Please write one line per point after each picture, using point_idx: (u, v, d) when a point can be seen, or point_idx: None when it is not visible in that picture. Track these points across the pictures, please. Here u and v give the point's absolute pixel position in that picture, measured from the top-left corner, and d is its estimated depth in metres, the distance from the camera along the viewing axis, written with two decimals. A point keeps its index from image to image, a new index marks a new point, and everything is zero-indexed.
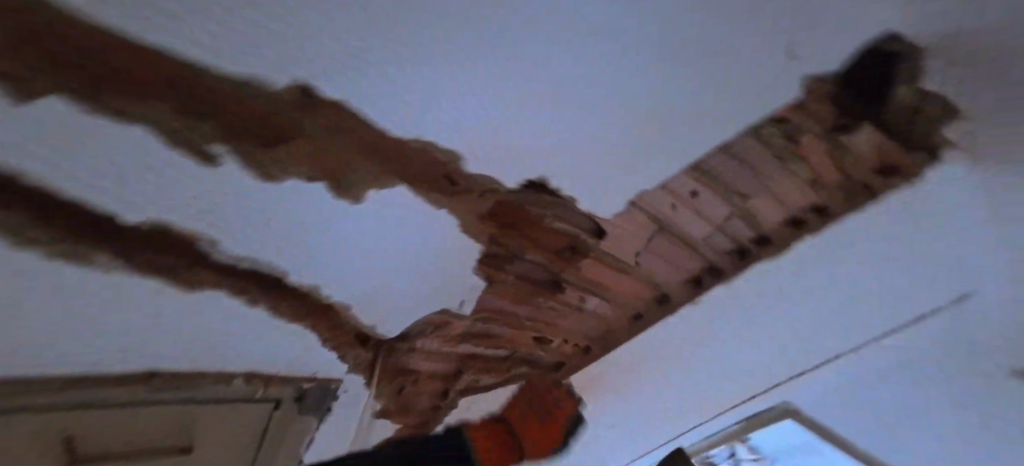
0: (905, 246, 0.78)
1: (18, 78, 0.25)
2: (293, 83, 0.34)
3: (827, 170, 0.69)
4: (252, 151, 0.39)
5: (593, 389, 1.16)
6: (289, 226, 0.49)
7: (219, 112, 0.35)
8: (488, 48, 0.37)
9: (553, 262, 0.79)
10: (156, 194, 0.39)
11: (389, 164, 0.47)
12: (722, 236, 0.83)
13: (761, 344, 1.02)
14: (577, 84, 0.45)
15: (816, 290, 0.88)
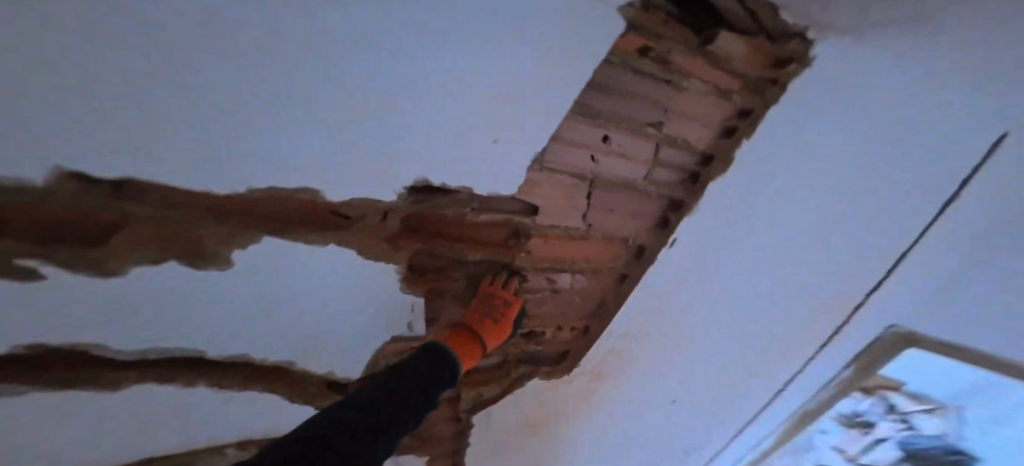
0: (834, 114, 0.82)
1: None
2: (55, 178, 0.41)
3: (719, 77, 0.77)
4: (78, 252, 0.48)
5: (609, 357, 1.17)
6: (199, 301, 0.59)
7: (30, 228, 0.44)
8: (209, 97, 0.41)
9: (500, 253, 0.83)
10: (11, 318, 0.47)
11: (244, 215, 0.56)
12: (662, 168, 0.88)
13: (764, 250, 1.04)
14: (342, 90, 0.47)
15: (782, 181, 0.92)
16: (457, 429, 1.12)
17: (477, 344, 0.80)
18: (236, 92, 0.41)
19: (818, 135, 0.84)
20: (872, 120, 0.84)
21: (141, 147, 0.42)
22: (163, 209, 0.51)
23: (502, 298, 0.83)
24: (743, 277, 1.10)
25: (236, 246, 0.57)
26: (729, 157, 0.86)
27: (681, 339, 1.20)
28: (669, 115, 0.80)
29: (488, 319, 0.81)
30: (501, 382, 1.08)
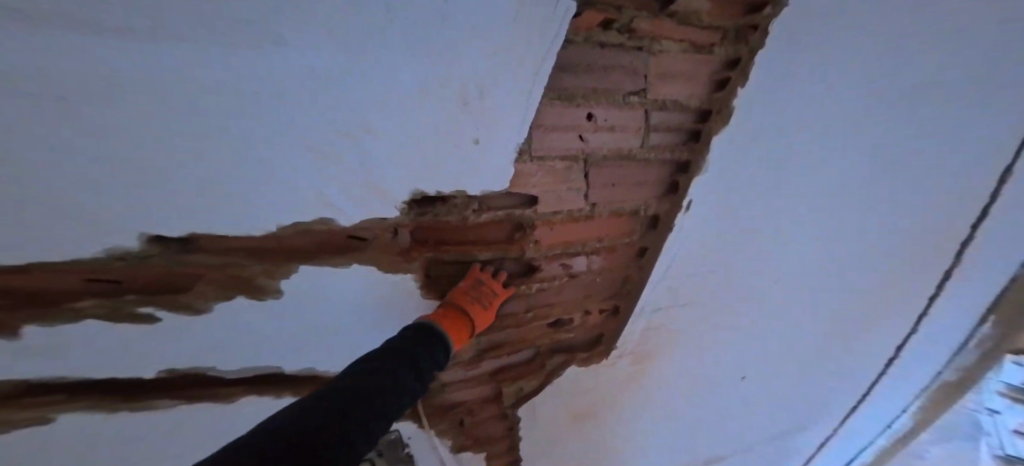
0: (811, 54, 0.80)
1: (42, 307, 0.57)
2: (146, 246, 0.55)
3: (692, 33, 0.76)
4: (173, 298, 0.64)
5: (647, 334, 1.18)
6: (264, 319, 0.72)
7: (144, 285, 0.62)
8: (215, 171, 0.51)
9: (511, 248, 0.86)
10: (148, 346, 0.68)
11: (280, 254, 0.66)
12: (658, 133, 0.88)
13: (786, 198, 1.04)
14: (315, 138, 0.53)
15: (779, 129, 0.91)
16: (507, 425, 1.15)
17: (466, 322, 0.78)
18: (226, 160, 0.50)
19: (801, 78, 0.83)
20: (865, 46, 0.82)
21: (178, 215, 0.53)
22: (222, 257, 0.63)
23: (492, 288, 0.84)
24: (775, 226, 1.10)
25: (280, 277, 0.68)
26: (728, 109, 0.85)
27: (723, 298, 1.20)
28: (651, 80, 0.80)
29: (479, 306, 0.81)
30: (539, 375, 1.09)
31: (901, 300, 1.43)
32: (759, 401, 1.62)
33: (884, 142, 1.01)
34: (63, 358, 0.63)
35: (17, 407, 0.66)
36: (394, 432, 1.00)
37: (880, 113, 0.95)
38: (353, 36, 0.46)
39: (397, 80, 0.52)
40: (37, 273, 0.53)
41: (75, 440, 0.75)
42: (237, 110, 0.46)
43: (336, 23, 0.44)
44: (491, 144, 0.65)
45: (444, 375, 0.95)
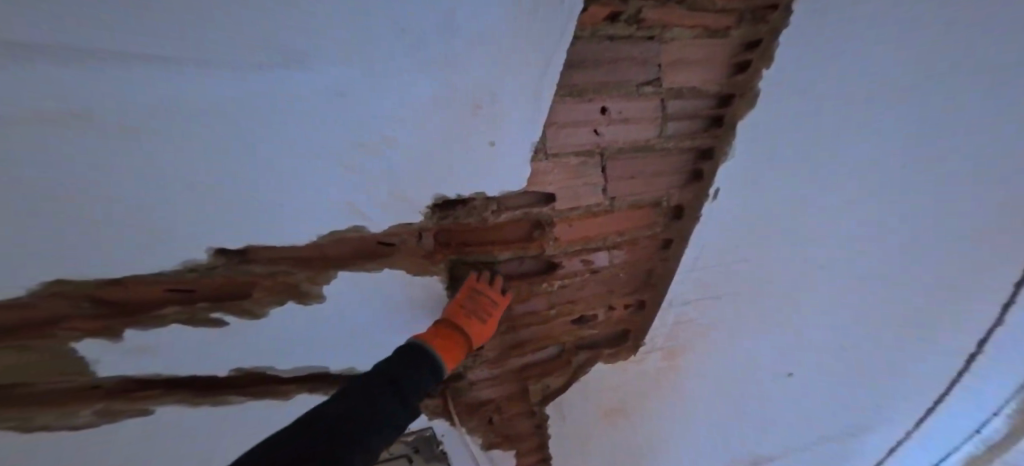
0: (842, 28, 0.76)
1: (129, 314, 0.64)
2: (213, 253, 0.61)
3: (709, 18, 0.73)
4: (237, 305, 0.69)
5: (679, 327, 1.15)
6: (306, 324, 0.76)
7: (213, 292, 0.67)
8: (257, 183, 0.55)
9: (532, 247, 0.86)
10: (208, 351, 0.73)
11: (318, 262, 0.70)
12: (678, 122, 0.86)
13: (825, 181, 1.00)
14: (341, 149, 0.56)
15: (809, 109, 0.87)
16: (536, 423, 1.15)
17: (460, 338, 0.77)
18: (265, 172, 0.55)
19: (832, 56, 0.80)
20: (907, 17, 0.76)
21: (226, 224, 0.58)
22: (269, 266, 0.67)
23: (488, 298, 0.80)
24: (816, 212, 1.05)
25: (321, 283, 0.71)
26: (752, 91, 0.83)
27: (764, 289, 1.18)
28: (664, 69, 0.78)
29: (474, 320, 0.78)
30: (566, 371, 1.09)
31: (960, 282, 1.34)
32: (806, 397, 1.54)
33: (935, 112, 0.93)
34: (142, 360, 0.70)
35: (123, 400, 0.74)
36: (428, 429, 1.02)
37: (927, 82, 0.88)
38: (367, 52, 0.48)
39: (415, 87, 0.54)
40: (128, 281, 0.60)
41: (169, 432, 0.82)
42: (269, 126, 0.50)
43: (351, 41, 0.46)
44: (507, 144, 0.66)
45: (470, 374, 0.97)
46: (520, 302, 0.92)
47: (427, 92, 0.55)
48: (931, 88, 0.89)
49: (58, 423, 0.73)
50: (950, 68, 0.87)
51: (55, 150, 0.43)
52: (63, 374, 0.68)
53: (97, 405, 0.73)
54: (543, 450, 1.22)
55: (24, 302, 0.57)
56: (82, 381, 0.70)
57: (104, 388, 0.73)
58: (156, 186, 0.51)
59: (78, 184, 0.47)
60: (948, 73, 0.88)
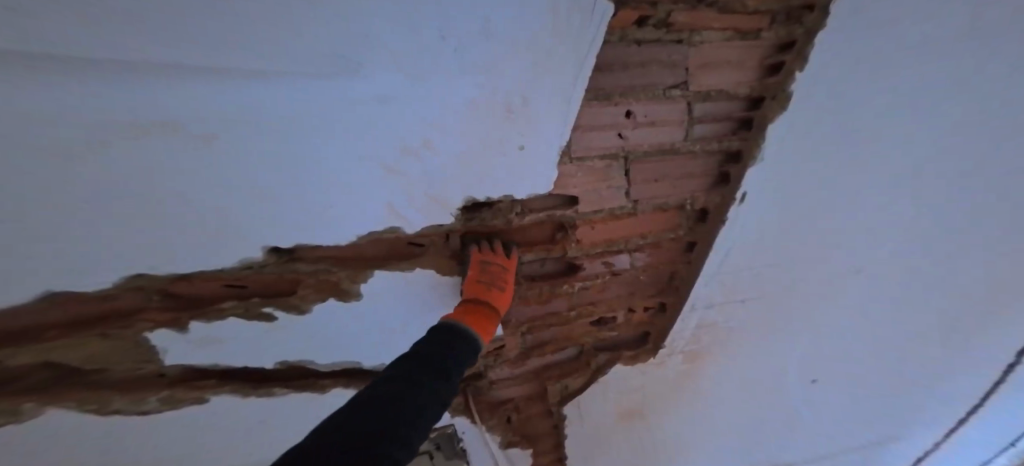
0: (884, 30, 0.74)
1: (185, 310, 0.65)
2: (266, 250, 0.63)
3: (739, 21, 0.72)
4: (285, 301, 0.70)
5: (702, 332, 1.14)
6: (342, 322, 0.77)
7: (263, 288, 0.68)
8: (303, 184, 0.58)
9: (553, 248, 0.87)
10: (253, 345, 0.74)
11: (354, 261, 0.71)
12: (704, 125, 0.85)
13: (861, 185, 0.98)
14: (380, 152, 0.59)
15: (846, 112, 0.85)
16: (553, 423, 1.16)
17: (492, 313, 0.75)
18: (311, 174, 0.58)
19: (872, 57, 0.78)
20: (949, 17, 0.75)
21: (273, 225, 0.61)
22: (313, 264, 0.68)
23: (499, 266, 0.78)
24: (850, 216, 1.03)
25: (360, 282, 0.73)
26: (784, 93, 0.82)
27: (795, 294, 1.15)
28: (692, 72, 0.78)
29: (495, 288, 0.76)
30: (585, 371, 1.10)
31: (996, 289, 1.31)
32: (834, 404, 1.50)
33: (970, 111, 0.92)
34: (193, 355, 0.71)
35: (185, 389, 0.75)
36: (450, 426, 1.04)
37: (965, 81, 0.86)
38: (413, 58, 0.50)
39: (454, 89, 0.56)
40: (193, 277, 0.62)
41: (222, 423, 0.83)
42: (316, 130, 0.53)
43: (400, 49, 0.49)
44: (536, 148, 0.68)
45: (491, 373, 0.99)
46: (542, 302, 0.93)
47: (465, 94, 0.57)
48: (967, 87, 0.88)
49: (125, 410, 0.73)
50: (987, 69, 0.85)
51: (138, 146, 0.47)
52: (133, 362, 0.69)
53: (162, 392, 0.74)
54: (559, 450, 1.23)
55: (102, 294, 0.59)
56: (148, 369, 0.71)
57: (167, 376, 0.74)
58: (219, 184, 0.54)
59: (154, 180, 0.50)
60: (986, 72, 0.86)
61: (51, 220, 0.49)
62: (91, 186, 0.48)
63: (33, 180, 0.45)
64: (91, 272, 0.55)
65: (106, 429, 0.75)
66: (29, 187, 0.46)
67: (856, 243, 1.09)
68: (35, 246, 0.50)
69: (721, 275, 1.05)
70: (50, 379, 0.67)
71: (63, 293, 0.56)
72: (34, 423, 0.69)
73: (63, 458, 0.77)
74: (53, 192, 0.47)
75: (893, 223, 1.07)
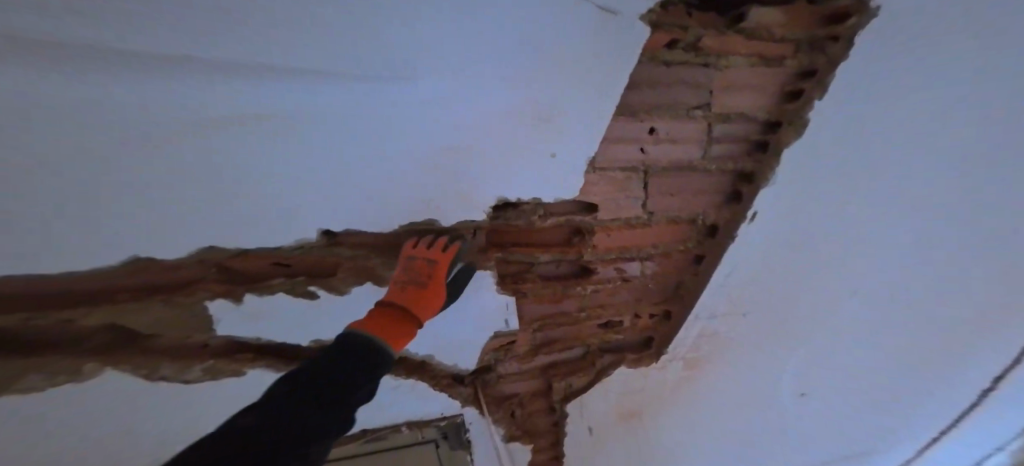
0: (886, 65, 0.81)
1: (234, 284, 0.71)
2: (320, 231, 0.68)
3: (764, 47, 0.78)
4: (327, 281, 0.75)
5: (703, 340, 1.19)
6: (372, 308, 0.81)
7: (309, 266, 0.73)
8: (355, 173, 0.64)
9: (570, 252, 0.91)
10: (290, 324, 0.79)
11: (389, 249, 0.76)
12: (723, 144, 0.89)
13: (863, 208, 1.04)
14: (427, 146, 0.65)
15: (854, 141, 0.91)
16: (552, 421, 1.21)
17: (409, 320, 0.68)
18: (364, 164, 0.63)
19: (877, 90, 0.84)
20: (944, 55, 0.82)
21: (322, 210, 0.66)
22: (352, 249, 0.73)
23: (427, 258, 0.69)
24: (852, 238, 1.09)
25: (394, 270, 0.77)
26: (800, 119, 0.86)
27: (795, 309, 1.21)
28: (715, 94, 0.82)
29: (412, 286, 0.69)
30: (588, 372, 1.14)
31: (979, 310, 1.39)
32: (824, 417, 1.56)
33: (966, 144, 0.98)
34: (234, 328, 0.77)
35: (225, 360, 0.82)
36: (459, 415, 1.08)
37: (960, 115, 0.93)
38: (465, 63, 0.58)
39: (502, 94, 0.63)
40: (252, 253, 0.68)
41: (253, 395, 0.90)
42: (374, 124, 0.59)
43: (455, 54, 0.57)
44: (566, 156, 0.74)
45: (499, 366, 1.03)
46: (554, 302, 0.97)
47: (511, 99, 0.64)
48: (963, 121, 0.94)
49: (170, 380, 0.79)
50: (979, 105, 0.92)
51: (230, 133, 0.53)
52: (185, 330, 0.75)
53: (206, 362, 0.81)
54: (557, 447, 1.27)
55: (172, 264, 0.65)
56: (195, 340, 0.78)
57: (211, 347, 0.81)
58: (283, 169, 0.59)
59: (236, 165, 0.56)
60: (979, 108, 0.93)
61: (142, 197, 0.54)
62: (182, 168, 0.54)
63: (136, 160, 0.51)
64: (165, 245, 0.61)
65: (148, 399, 0.80)
66: (131, 167, 0.51)
67: (854, 262, 1.15)
68: (124, 219, 0.56)
69: (728, 288, 1.09)
70: (102, 345, 0.72)
71: (140, 259, 0.61)
72: (86, 389, 0.73)
73: (97, 439, 0.79)
74: (150, 172, 0.52)
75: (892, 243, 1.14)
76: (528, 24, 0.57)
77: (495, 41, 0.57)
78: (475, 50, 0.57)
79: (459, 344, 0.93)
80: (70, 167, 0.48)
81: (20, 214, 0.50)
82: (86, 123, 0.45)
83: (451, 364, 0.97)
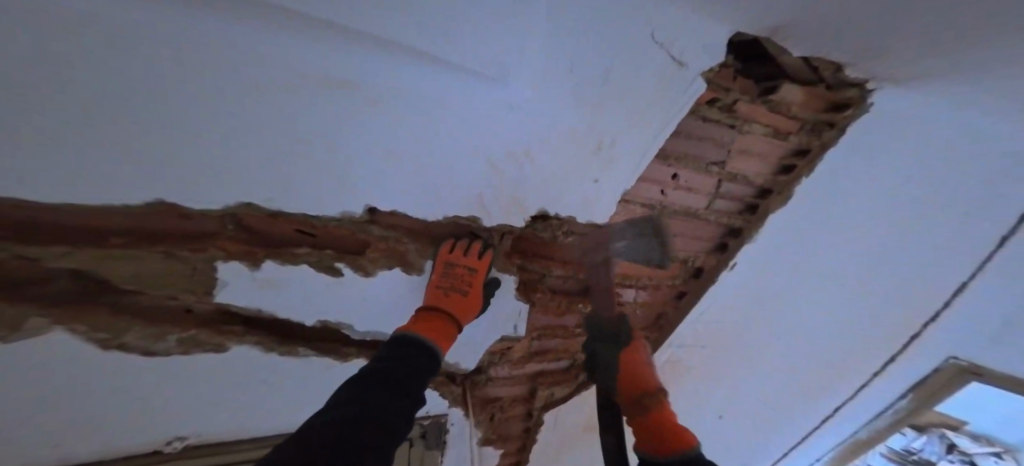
0: (873, 160, 0.93)
1: (248, 251, 0.65)
2: (367, 208, 0.66)
3: (781, 121, 0.87)
4: (355, 259, 0.73)
5: (666, 363, 1.32)
6: (391, 292, 0.81)
7: (338, 241, 0.70)
8: (417, 157, 0.63)
9: (580, 270, 0.97)
10: (303, 301, 0.74)
11: (421, 237, 0.78)
12: (729, 199, 1.00)
13: (825, 275, 1.18)
14: (488, 145, 0.66)
15: (833, 217, 1.04)
16: (525, 427, 1.24)
17: (448, 323, 0.79)
18: (427, 149, 0.63)
19: (859, 178, 0.97)
20: (915, 165, 0.96)
21: (372, 186, 0.64)
22: (387, 230, 0.72)
23: (465, 267, 0.79)
24: (811, 299, 1.24)
25: (426, 258, 0.80)
26: (789, 191, 0.98)
27: (752, 349, 1.35)
28: (731, 155, 0.91)
29: (455, 293, 0.79)
30: (570, 386, 1.19)
31: (889, 377, 1.60)
32: (745, 440, 1.78)
33: (918, 238, 1.13)
34: (236, 299, 0.69)
35: (209, 332, 0.71)
36: (444, 415, 1.07)
37: (918, 215, 1.08)
38: (546, 74, 0.60)
39: (569, 115, 0.67)
40: (282, 217, 0.63)
41: (223, 383, 0.76)
42: (446, 112, 0.60)
43: (540, 65, 0.58)
44: (607, 185, 0.79)
45: (493, 369, 1.05)
46: (557, 316, 1.03)
47: (574, 120, 0.68)
48: (921, 220, 1.09)
49: (131, 349, 0.65)
50: (935, 209, 1.07)
51: (310, 89, 0.51)
52: (174, 291, 0.65)
53: (186, 333, 0.69)
54: (523, 452, 1.31)
55: (197, 213, 0.58)
56: (179, 303, 0.67)
57: (193, 314, 0.69)
58: (347, 138, 0.57)
59: (305, 123, 0.54)
60: (937, 214, 1.08)
61: (190, 130, 0.49)
62: (248, 111, 0.50)
63: (203, 88, 0.46)
64: (193, 190, 0.54)
65: (93, 372, 0.63)
66: (195, 95, 0.47)
67: (807, 321, 1.31)
68: (159, 151, 0.49)
69: (700, 321, 1.22)
70: (59, 293, 0.58)
71: (165, 204, 0.54)
72: (22, 351, 0.56)
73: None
74: (212, 106, 0.48)
75: (833, 310, 1.29)
76: (610, 52, 0.60)
77: (576, 61, 0.59)
78: (557, 65, 0.59)
79: (464, 340, 0.94)
80: (127, 79, 0.43)
81: (42, 119, 0.42)
82: (170, 37, 0.41)
83: (450, 361, 0.97)
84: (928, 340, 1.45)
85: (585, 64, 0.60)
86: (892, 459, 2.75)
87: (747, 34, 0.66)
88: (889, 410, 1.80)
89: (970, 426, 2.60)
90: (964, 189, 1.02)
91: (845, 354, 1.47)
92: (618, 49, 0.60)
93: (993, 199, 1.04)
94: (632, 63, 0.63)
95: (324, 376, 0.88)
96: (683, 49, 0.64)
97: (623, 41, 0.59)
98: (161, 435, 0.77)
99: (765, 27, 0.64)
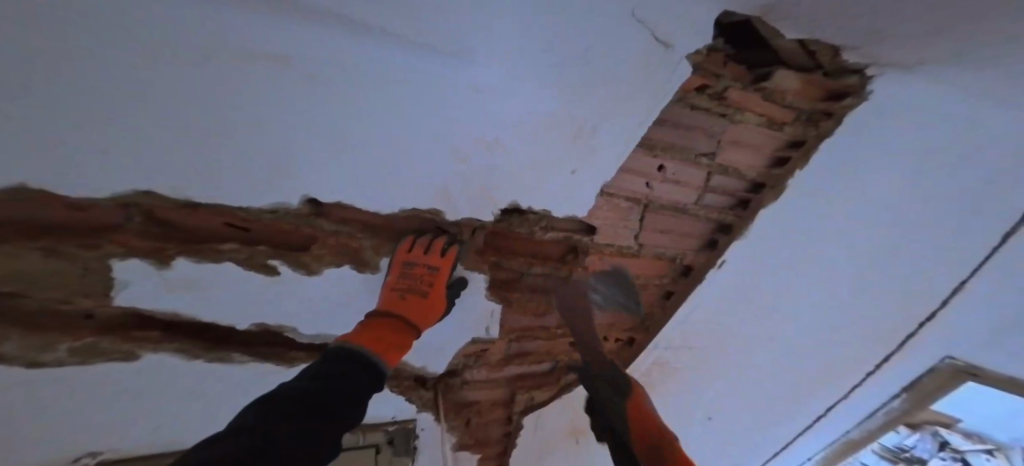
0: (866, 151, 0.88)
1: (159, 248, 0.58)
2: (308, 198, 0.60)
3: (775, 110, 0.82)
4: (297, 256, 0.68)
5: (654, 364, 1.27)
6: (342, 292, 0.75)
7: (272, 236, 0.65)
8: (361, 144, 0.57)
9: (558, 267, 0.93)
10: (230, 303, 0.68)
11: (378, 231, 0.73)
12: (718, 193, 0.94)
13: (813, 274, 1.14)
14: (443, 130, 0.60)
15: (823, 212, 0.99)
16: (504, 431, 1.19)
17: (406, 329, 0.74)
18: (374, 137, 0.57)
19: (848, 171, 0.91)
20: (911, 158, 0.90)
21: (313, 178, 0.58)
22: (337, 223, 0.67)
23: (428, 267, 0.74)
24: (799, 297, 1.19)
25: (384, 255, 0.75)
26: (781, 185, 0.93)
27: (737, 350, 1.31)
28: (722, 145, 0.85)
29: (414, 294, 0.74)
30: (552, 389, 1.15)
31: (878, 377, 1.56)
32: (731, 441, 1.75)
33: (914, 235, 1.08)
34: (151, 302, 0.63)
35: (117, 339, 0.64)
36: (412, 421, 1.02)
37: (914, 210, 1.02)
38: (511, 54, 0.53)
39: (539, 99, 0.60)
40: (203, 208, 0.56)
41: (136, 394, 0.69)
42: (393, 95, 0.53)
43: (505, 45, 0.51)
44: (584, 176, 0.74)
45: (467, 373, 1.00)
46: (536, 316, 0.98)
47: (546, 105, 0.61)
48: (918, 215, 1.03)
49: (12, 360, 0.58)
50: (935, 204, 1.01)
51: (236, 70, 0.44)
52: (63, 292, 0.58)
53: (81, 341, 0.62)
54: (502, 457, 1.26)
55: (81, 206, 0.50)
56: (76, 307, 0.60)
57: (97, 318, 0.63)
58: (284, 125, 0.51)
59: (228, 110, 0.47)
60: (935, 209, 1.02)
61: (84, 114, 0.41)
62: (160, 96, 0.43)
63: (95, 72, 0.39)
64: (82, 178, 0.47)
65: None
66: (85, 76, 0.39)
67: (793, 321, 1.27)
68: (42, 131, 0.41)
69: (689, 319, 1.16)
70: None
71: (34, 191, 0.46)
72: None
73: None
74: (114, 82, 0.40)
75: (820, 309, 1.25)
76: (583, 28, 0.53)
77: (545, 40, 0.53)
78: (523, 45, 0.52)
79: (430, 343, 0.89)
80: None
81: None
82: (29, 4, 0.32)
83: (416, 364, 0.92)
84: (922, 340, 1.41)
85: (555, 44, 0.54)
86: (884, 456, 2.72)
87: (739, 13, 0.60)
88: (880, 409, 1.77)
89: (961, 423, 2.56)
90: (965, 184, 0.96)
91: (833, 354, 1.42)
92: (594, 27, 0.53)
93: (996, 193, 0.98)
94: (607, 42, 0.56)
95: (267, 381, 0.82)
96: (667, 29, 0.57)
97: (598, 18, 0.53)
98: (73, 451, 0.71)
99: (759, 6, 0.57)
